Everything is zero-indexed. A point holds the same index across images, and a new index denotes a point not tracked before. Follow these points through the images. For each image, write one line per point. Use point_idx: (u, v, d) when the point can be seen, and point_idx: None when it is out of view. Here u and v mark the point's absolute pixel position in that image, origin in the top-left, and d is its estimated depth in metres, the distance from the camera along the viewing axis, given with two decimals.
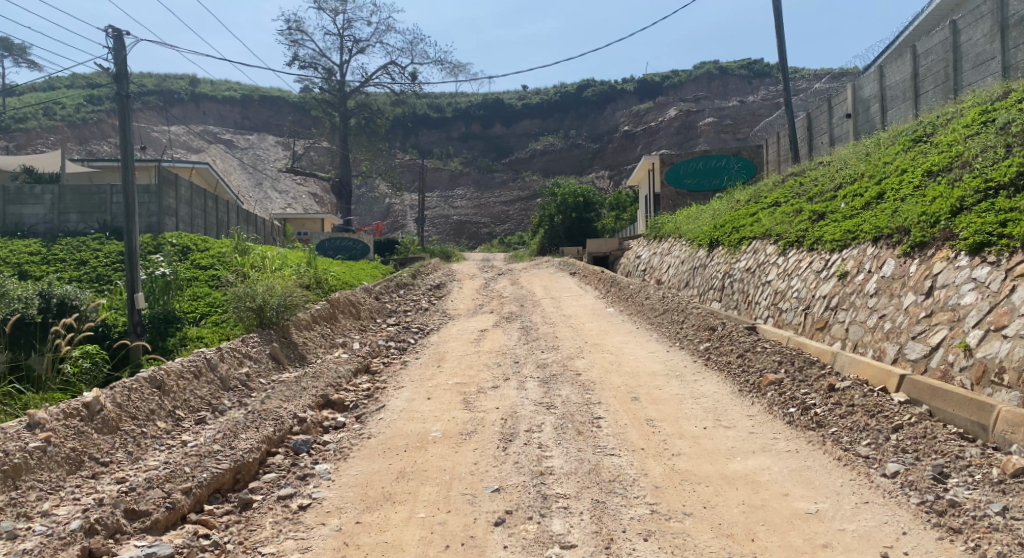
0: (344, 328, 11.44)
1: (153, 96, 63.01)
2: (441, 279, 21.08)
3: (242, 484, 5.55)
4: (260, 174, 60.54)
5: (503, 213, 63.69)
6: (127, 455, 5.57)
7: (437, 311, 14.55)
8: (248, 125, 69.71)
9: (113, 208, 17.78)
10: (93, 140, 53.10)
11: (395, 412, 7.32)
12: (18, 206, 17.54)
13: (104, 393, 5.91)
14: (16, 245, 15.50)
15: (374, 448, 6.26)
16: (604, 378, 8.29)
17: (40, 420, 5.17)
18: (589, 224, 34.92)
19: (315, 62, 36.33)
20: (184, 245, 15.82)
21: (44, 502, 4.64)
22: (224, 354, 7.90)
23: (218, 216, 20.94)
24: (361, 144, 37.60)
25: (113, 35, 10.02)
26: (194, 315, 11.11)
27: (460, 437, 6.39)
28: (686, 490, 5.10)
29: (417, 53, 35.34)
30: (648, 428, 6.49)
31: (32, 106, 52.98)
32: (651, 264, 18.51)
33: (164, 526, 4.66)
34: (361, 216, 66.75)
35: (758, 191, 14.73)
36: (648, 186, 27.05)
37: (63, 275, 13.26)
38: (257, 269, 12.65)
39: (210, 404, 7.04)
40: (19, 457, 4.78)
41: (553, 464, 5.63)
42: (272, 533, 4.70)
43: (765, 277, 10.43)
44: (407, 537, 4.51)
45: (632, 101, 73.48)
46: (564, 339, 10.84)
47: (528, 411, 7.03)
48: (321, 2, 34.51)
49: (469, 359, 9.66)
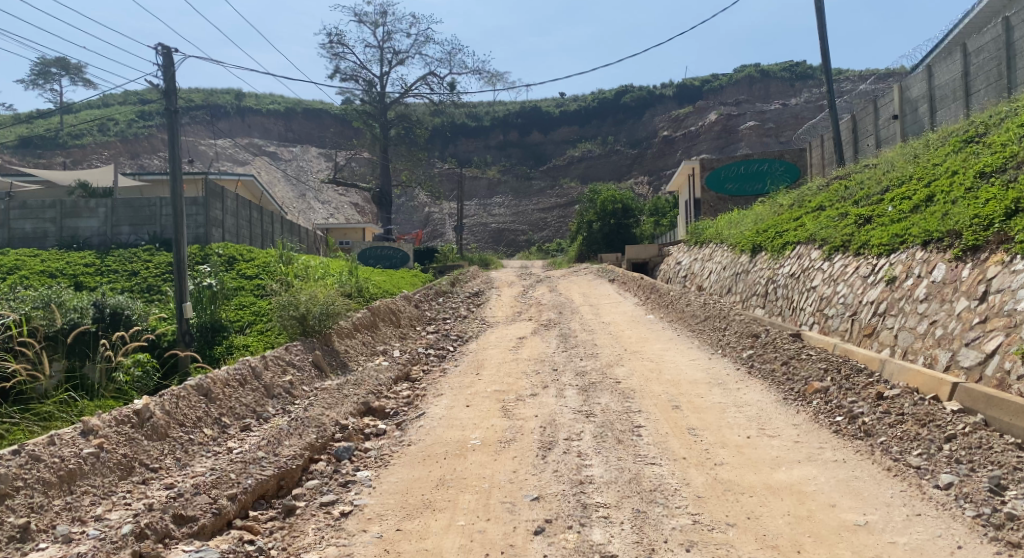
0: (385, 336, 11.61)
1: (200, 111, 64.92)
2: (480, 286, 21.15)
3: (285, 490, 5.66)
4: (303, 186, 61.84)
5: (541, 220, 63.72)
6: (175, 461, 5.71)
7: (476, 319, 14.60)
8: (292, 137, 71.15)
9: (164, 220, 18.37)
10: (144, 154, 55.01)
11: (434, 420, 7.35)
12: (74, 219, 18.22)
13: (153, 401, 6.08)
14: (71, 257, 16.09)
15: (414, 455, 6.31)
16: (644, 387, 8.20)
17: (93, 427, 5.33)
18: (628, 229, 34.71)
19: (356, 75, 37.03)
20: (230, 255, 16.25)
21: (97, 507, 4.78)
22: (269, 361, 8.09)
23: (262, 227, 21.42)
24: (400, 154, 38.11)
25: (163, 52, 10.38)
26: (240, 324, 11.42)
27: (499, 444, 6.40)
28: (729, 499, 5.02)
29: (456, 63, 35.71)
30: (689, 436, 6.41)
31: (88, 123, 55.10)
32: (692, 269, 18.27)
33: (210, 531, 4.77)
34: (401, 225, 67.52)
35: (802, 195, 14.41)
36: (689, 191, 26.73)
37: (116, 286, 13.75)
38: (301, 277, 12.90)
39: (255, 412, 7.17)
40: (74, 463, 4.94)
41: (593, 473, 5.59)
42: (315, 540, 4.76)
43: (810, 283, 10.20)
44: (447, 545, 4.52)
45: (672, 105, 72.98)
46: (603, 347, 10.74)
47: (568, 419, 7.01)
48: (362, 16, 35.11)
49: (508, 367, 9.66)
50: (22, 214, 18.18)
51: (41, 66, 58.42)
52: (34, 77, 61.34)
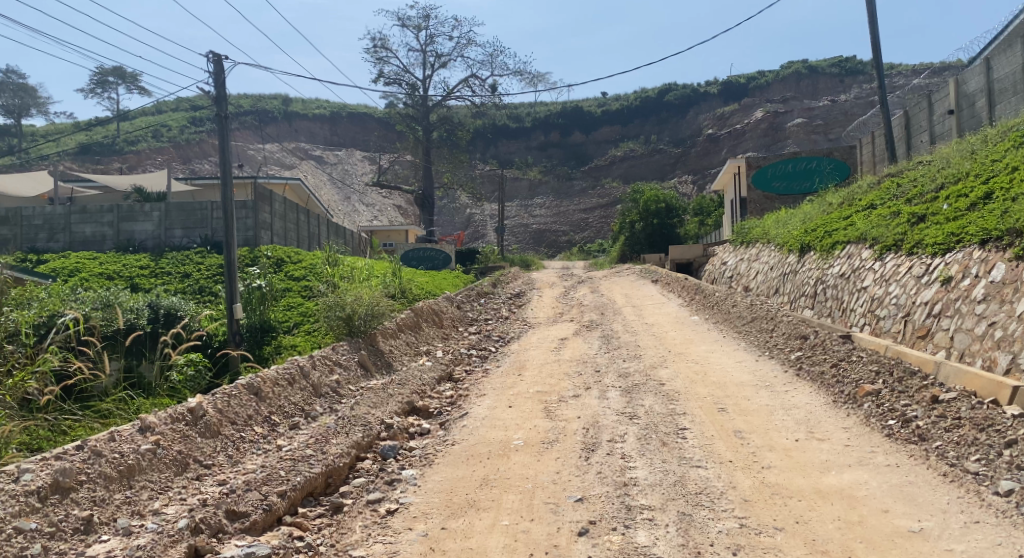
0: (428, 336, 11.74)
1: (249, 116, 66.51)
2: (521, 287, 21.20)
3: (333, 488, 5.78)
4: (347, 188, 62.84)
5: (583, 221, 63.49)
6: (227, 458, 5.89)
7: (518, 320, 14.66)
8: (337, 141, 72.29)
9: (214, 223, 18.89)
10: (195, 159, 56.66)
11: (478, 420, 7.40)
12: (129, 223, 18.85)
13: (206, 399, 6.27)
14: (127, 259, 16.65)
15: (457, 454, 6.37)
16: (689, 389, 8.11)
17: (150, 424, 5.52)
18: (671, 230, 34.33)
19: (399, 78, 37.49)
20: (278, 257, 16.63)
21: (155, 501, 4.96)
22: (317, 361, 8.24)
23: (308, 229, 21.87)
24: (442, 156, 38.40)
25: (214, 60, 10.68)
26: (288, 325, 11.69)
27: (543, 445, 6.40)
28: (777, 503, 4.93)
29: (498, 65, 35.84)
30: (736, 439, 6.31)
31: (143, 130, 56.94)
32: (738, 270, 17.97)
33: (261, 527, 4.90)
34: (442, 227, 68.03)
35: (852, 193, 14.05)
36: (734, 191, 26.28)
37: (170, 287, 14.19)
38: (347, 277, 13.13)
39: (304, 410, 7.34)
40: (133, 458, 5.13)
41: (637, 475, 5.56)
42: (362, 537, 4.85)
43: (861, 283, 9.94)
44: (492, 544, 4.55)
45: (716, 104, 72.02)
46: (646, 348, 10.67)
47: (611, 421, 6.98)
48: (405, 20, 35.46)
49: (551, 368, 9.68)
50: (81, 218, 18.85)
51: (98, 75, 60.65)
52: (93, 86, 63.69)
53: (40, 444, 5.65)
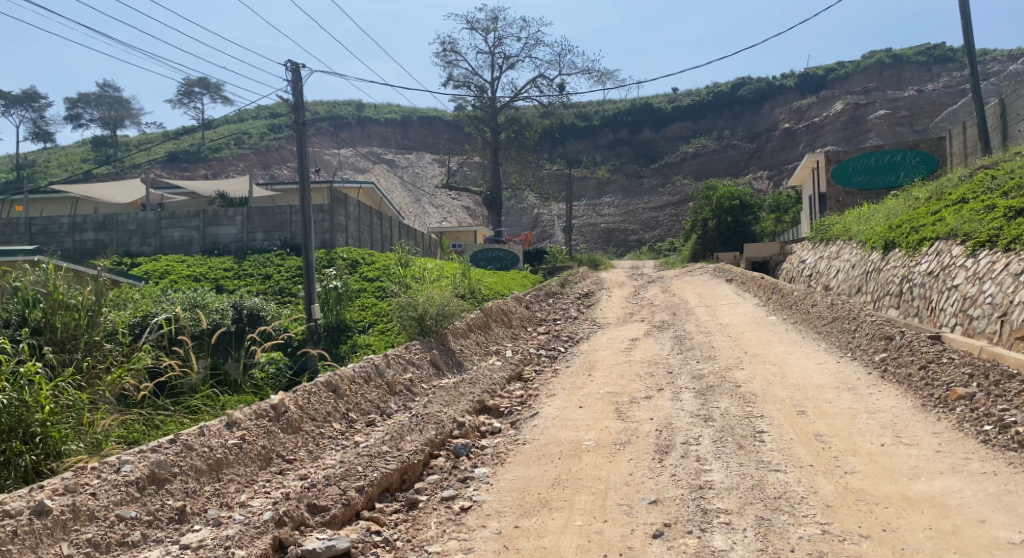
0: (497, 336, 11.82)
1: (325, 123, 68.69)
2: (590, 287, 21.10)
3: (408, 484, 5.91)
4: (418, 191, 63.99)
5: (653, 219, 62.67)
6: (308, 454, 6.10)
7: (588, 320, 14.61)
8: (408, 144, 73.61)
9: (293, 226, 19.60)
10: (274, 165, 58.93)
11: (549, 420, 7.41)
12: (215, 227, 19.79)
13: (288, 396, 6.51)
14: (213, 262, 17.48)
15: (529, 454, 6.39)
16: (767, 391, 7.88)
17: (237, 420, 5.77)
18: (746, 227, 33.43)
19: (468, 81, 37.98)
20: (353, 259, 17.13)
21: (241, 494, 5.19)
22: (391, 359, 8.42)
23: (381, 231, 22.41)
24: (510, 156, 38.60)
25: (292, 69, 11.09)
26: (363, 324, 12.02)
27: (614, 446, 6.36)
28: (861, 510, 4.74)
29: (566, 64, 35.77)
30: (817, 443, 6.09)
31: (226, 138, 59.63)
32: (817, 268, 17.36)
33: (341, 521, 5.05)
34: (511, 227, 68.42)
35: (941, 186, 13.34)
36: (813, 186, 25.34)
37: (252, 288, 14.83)
38: (418, 278, 13.39)
39: (379, 408, 7.55)
40: (221, 452, 5.38)
41: (712, 478, 5.45)
42: (437, 533, 4.93)
43: (951, 281, 9.43)
44: (565, 544, 4.55)
45: (793, 97, 69.82)
46: (721, 349, 10.45)
47: (685, 423, 6.85)
48: (473, 22, 35.83)
49: (621, 369, 9.60)
50: (171, 223, 19.88)
51: (186, 86, 63.96)
52: (181, 97, 67.19)
53: (136, 437, 5.98)
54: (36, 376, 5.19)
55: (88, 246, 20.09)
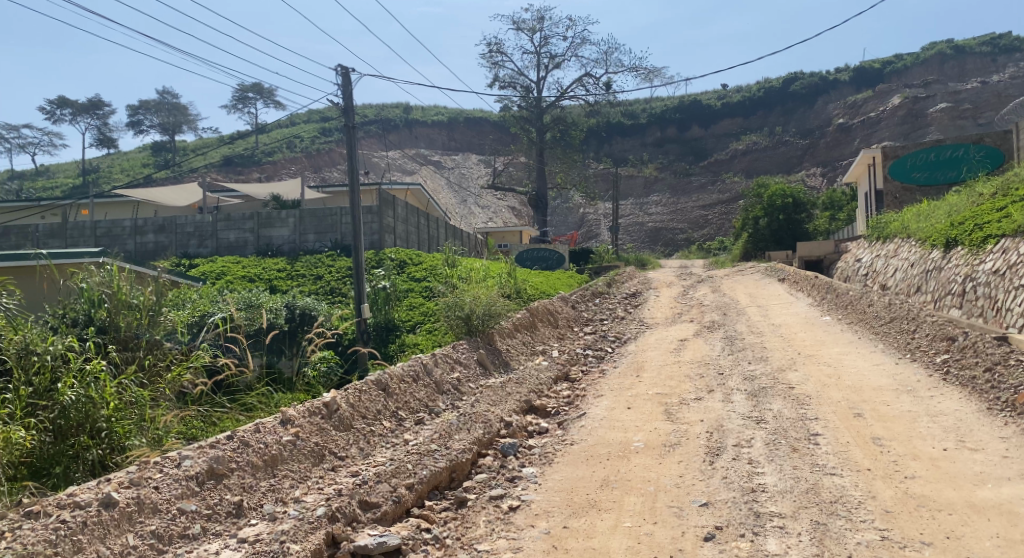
0: (544, 336, 11.79)
1: (373, 125, 69.75)
2: (638, 287, 20.89)
3: (457, 482, 5.95)
4: (464, 191, 64.42)
5: (702, 218, 61.74)
6: (359, 451, 6.21)
7: (635, 320, 14.46)
8: (454, 146, 74.11)
9: (343, 228, 19.95)
10: (325, 168, 60.13)
11: (596, 420, 7.38)
12: (268, 229, 20.30)
13: (340, 394, 6.63)
14: (267, 263, 17.94)
15: (577, 455, 6.36)
16: (822, 393, 7.67)
17: (290, 417, 5.91)
18: (799, 225, 32.64)
19: (514, 82, 38.09)
20: (401, 259, 17.34)
21: (296, 490, 5.31)
22: (438, 359, 8.50)
23: (429, 232, 22.65)
24: (556, 156, 38.53)
25: (342, 73, 11.28)
26: (411, 324, 12.16)
27: (664, 448, 6.28)
28: (923, 516, 4.58)
29: (612, 62, 35.51)
30: (875, 447, 5.91)
31: (279, 142, 61.09)
32: (874, 267, 16.85)
33: (391, 518, 5.12)
34: (557, 227, 68.29)
35: (1007, 181, 12.77)
36: (869, 182, 24.61)
37: (304, 289, 15.16)
38: (465, 278, 13.47)
39: (427, 406, 7.63)
40: (276, 449, 5.52)
41: (765, 481, 5.34)
42: (486, 532, 4.96)
43: (1019, 280, 9.02)
44: (615, 545, 4.52)
45: (848, 91, 67.94)
46: (773, 350, 10.22)
47: (736, 425, 6.73)
48: (519, 23, 35.89)
49: (670, 370, 9.47)
50: (227, 225, 20.44)
51: (240, 92, 65.75)
52: (235, 103, 69.14)
53: (195, 434, 6.18)
54: (101, 374, 5.39)
55: (149, 248, 20.82)
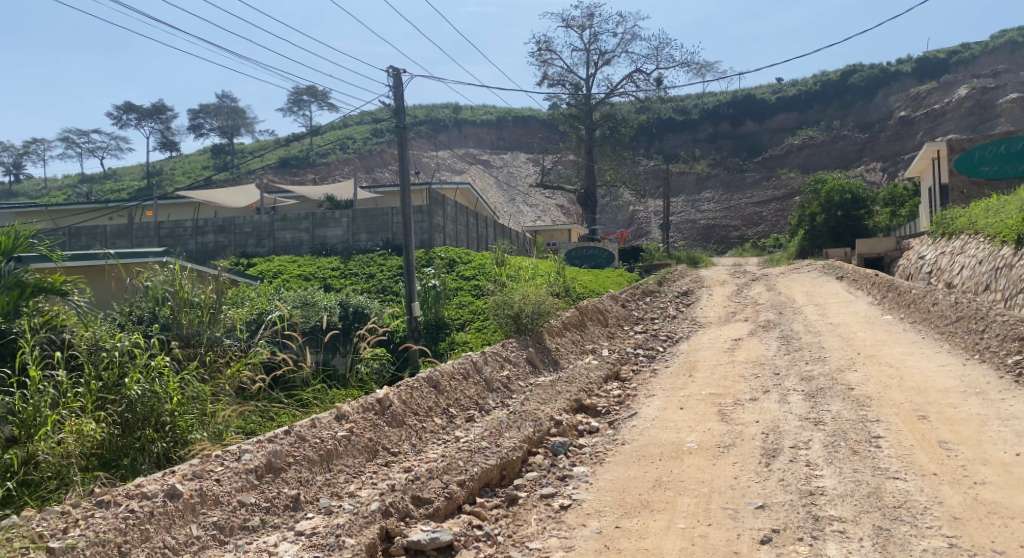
0: (593, 335, 11.72)
1: (424, 126, 70.51)
2: (690, 285, 20.56)
3: (507, 480, 5.97)
4: (513, 190, 64.58)
5: (756, 215, 60.48)
6: (411, 447, 6.28)
7: (686, 319, 14.25)
8: (503, 145, 74.32)
9: (395, 227, 20.23)
10: (376, 168, 61.08)
11: (648, 420, 7.29)
12: (323, 228, 20.75)
13: (392, 391, 6.73)
14: (322, 262, 18.33)
15: (628, 454, 6.31)
16: (883, 394, 7.42)
17: (345, 412, 6.02)
18: (859, 222, 31.62)
19: (563, 79, 37.97)
20: (451, 258, 17.48)
21: (351, 484, 5.41)
22: (488, 357, 8.54)
23: (478, 231, 22.79)
24: (606, 153, 38.24)
25: (393, 75, 11.44)
26: (460, 322, 12.26)
27: (718, 449, 6.17)
28: (994, 524, 4.38)
29: (663, 57, 35.02)
30: (941, 451, 5.68)
31: (332, 143, 62.34)
32: (939, 264, 16.22)
33: (443, 514, 5.17)
34: (606, 225, 67.81)
35: None
36: (933, 177, 23.69)
37: (357, 287, 15.44)
38: (514, 277, 13.49)
39: (477, 404, 7.67)
40: (331, 443, 5.62)
41: (824, 484, 5.19)
42: (538, 530, 4.96)
43: None
44: (668, 546, 4.46)
45: (910, 83, 65.61)
46: (832, 349, 9.93)
47: (793, 427, 6.56)
48: (569, 20, 35.76)
49: (724, 370, 9.29)
50: (283, 225, 20.96)
51: (296, 95, 67.33)
52: (291, 106, 70.85)
53: (254, 428, 6.34)
54: (165, 369, 5.58)
55: (210, 247, 21.49)
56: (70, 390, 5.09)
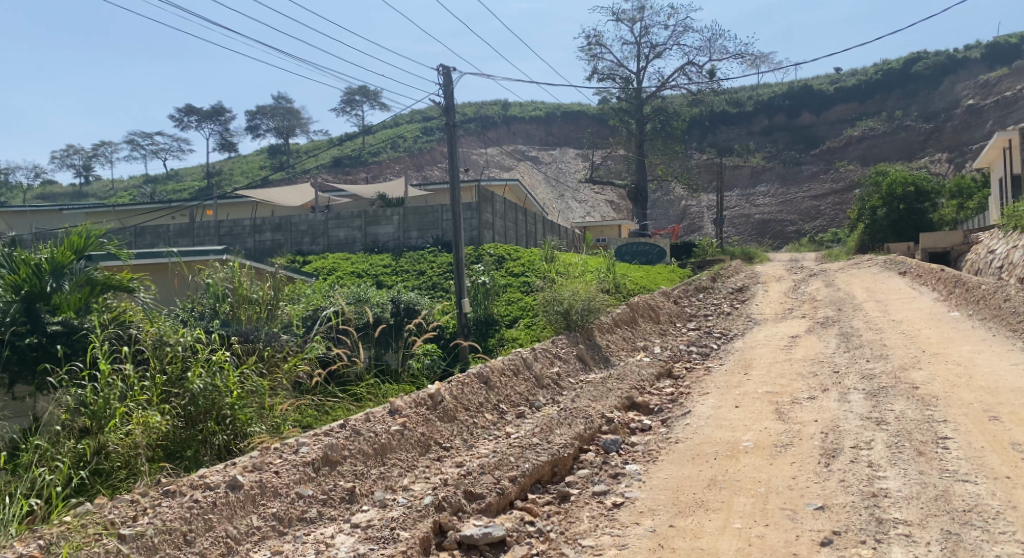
0: (645, 332, 11.58)
1: (473, 123, 70.86)
2: (744, 281, 20.12)
3: (559, 477, 5.94)
4: (563, 186, 64.34)
5: (813, 209, 58.88)
6: (463, 443, 6.32)
7: (741, 316, 13.95)
8: (552, 141, 74.11)
9: (444, 224, 20.40)
10: (427, 166, 61.68)
11: (702, 419, 7.17)
12: (375, 226, 21.05)
13: (444, 386, 6.78)
14: (373, 259, 18.61)
15: (682, 453, 6.21)
16: (951, 394, 7.12)
17: (398, 407, 6.10)
18: (923, 215, 30.43)
19: (613, 73, 37.61)
20: (500, 255, 17.52)
21: (404, 478, 5.48)
22: (538, 353, 8.53)
23: (527, 228, 22.79)
24: (657, 148, 37.73)
25: (443, 73, 11.50)
26: (510, 319, 12.28)
27: (775, 448, 6.03)
28: None
29: (716, 49, 34.31)
30: (1014, 453, 5.42)
31: (383, 142, 63.20)
32: (1011, 259, 15.47)
33: (495, 509, 5.18)
34: (657, 220, 66.96)
35: None
36: (1004, 167, 22.62)
37: (408, 284, 15.63)
38: (563, 273, 13.45)
39: (528, 400, 7.68)
40: (385, 438, 5.70)
41: (887, 486, 5.01)
42: (590, 527, 4.93)
43: None
44: (724, 546, 4.38)
45: (979, 70, 62.87)
46: (895, 347, 9.58)
47: (854, 426, 6.36)
48: (619, 13, 35.36)
49: (781, 368, 9.07)
50: (336, 223, 21.36)
51: (348, 95, 68.48)
52: (343, 106, 72.13)
53: (310, 422, 6.47)
54: (226, 364, 5.74)
55: (266, 246, 22.04)
56: (137, 384, 5.27)
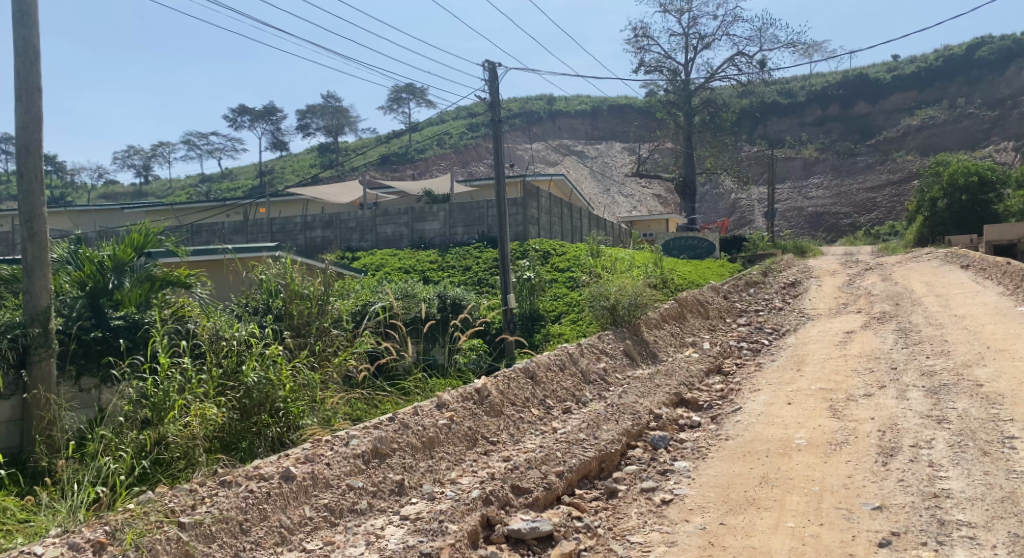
0: (693, 327, 11.42)
1: (519, 119, 70.85)
2: (796, 276, 19.63)
3: (606, 473, 5.91)
4: (609, 180, 63.84)
5: (868, 201, 57.10)
6: (510, 437, 6.34)
7: (793, 311, 13.62)
8: (598, 135, 73.58)
9: (490, 220, 20.47)
10: (473, 162, 61.93)
11: (753, 416, 7.03)
12: (421, 223, 21.26)
13: (490, 380, 6.81)
14: (420, 255, 18.80)
15: (732, 450, 6.10)
16: (1018, 392, 6.82)
17: (445, 401, 6.15)
18: (987, 206, 29.18)
19: (660, 66, 37.09)
20: (545, 250, 17.49)
21: (452, 471, 5.53)
22: (584, 348, 8.50)
23: (573, 223, 22.70)
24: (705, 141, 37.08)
25: (488, 68, 11.52)
26: (555, 314, 12.27)
27: (830, 447, 5.87)
28: None
29: (767, 38, 33.49)
30: None
31: (429, 139, 63.73)
32: None
33: (543, 504, 5.18)
34: (705, 214, 65.86)
35: None
36: None
37: (454, 279, 15.75)
38: (609, 268, 13.35)
39: (575, 395, 7.66)
40: (433, 431, 5.76)
41: (949, 486, 4.83)
42: (638, 524, 4.89)
43: None
44: (777, 545, 4.29)
45: None
46: (957, 343, 9.21)
47: (914, 424, 6.14)
48: (666, 5, 34.82)
49: (835, 364, 8.83)
50: (384, 220, 21.65)
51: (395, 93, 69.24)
52: (390, 104, 72.95)
53: (360, 415, 6.57)
54: (278, 358, 5.89)
55: (317, 242, 22.48)
56: (195, 376, 5.45)
